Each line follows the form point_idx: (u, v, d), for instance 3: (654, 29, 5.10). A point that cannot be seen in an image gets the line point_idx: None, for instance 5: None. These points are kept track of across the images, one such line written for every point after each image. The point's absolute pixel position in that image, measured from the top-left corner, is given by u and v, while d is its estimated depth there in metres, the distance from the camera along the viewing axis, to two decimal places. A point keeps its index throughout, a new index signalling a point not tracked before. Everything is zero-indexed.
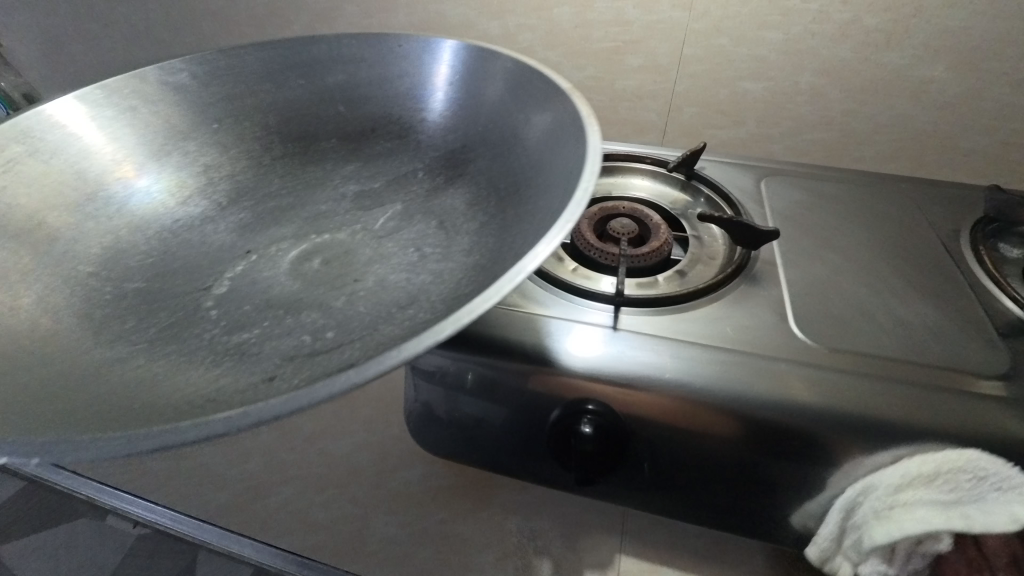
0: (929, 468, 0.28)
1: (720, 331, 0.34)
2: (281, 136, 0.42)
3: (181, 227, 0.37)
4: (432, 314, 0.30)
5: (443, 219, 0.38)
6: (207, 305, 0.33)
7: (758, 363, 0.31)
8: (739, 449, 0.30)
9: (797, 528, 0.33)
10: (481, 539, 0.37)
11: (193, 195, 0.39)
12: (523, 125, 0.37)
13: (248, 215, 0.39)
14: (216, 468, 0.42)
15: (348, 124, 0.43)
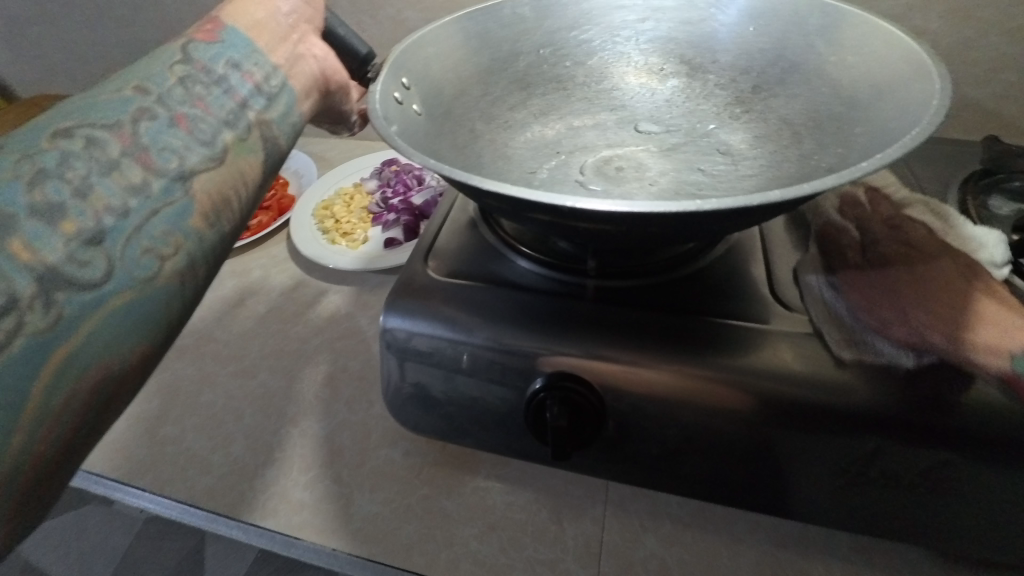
0: (905, 429, 0.29)
1: (691, 301, 0.36)
2: (626, 57, 0.45)
3: (557, 126, 0.44)
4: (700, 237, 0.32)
5: (721, 149, 0.40)
6: (546, 183, 0.40)
7: (735, 332, 0.33)
8: (722, 415, 0.32)
9: (773, 494, 0.33)
10: (468, 514, 0.37)
11: (579, 98, 0.46)
12: (817, 54, 0.38)
13: (572, 115, 0.45)
14: (199, 450, 0.42)
15: (640, 58, 0.45)
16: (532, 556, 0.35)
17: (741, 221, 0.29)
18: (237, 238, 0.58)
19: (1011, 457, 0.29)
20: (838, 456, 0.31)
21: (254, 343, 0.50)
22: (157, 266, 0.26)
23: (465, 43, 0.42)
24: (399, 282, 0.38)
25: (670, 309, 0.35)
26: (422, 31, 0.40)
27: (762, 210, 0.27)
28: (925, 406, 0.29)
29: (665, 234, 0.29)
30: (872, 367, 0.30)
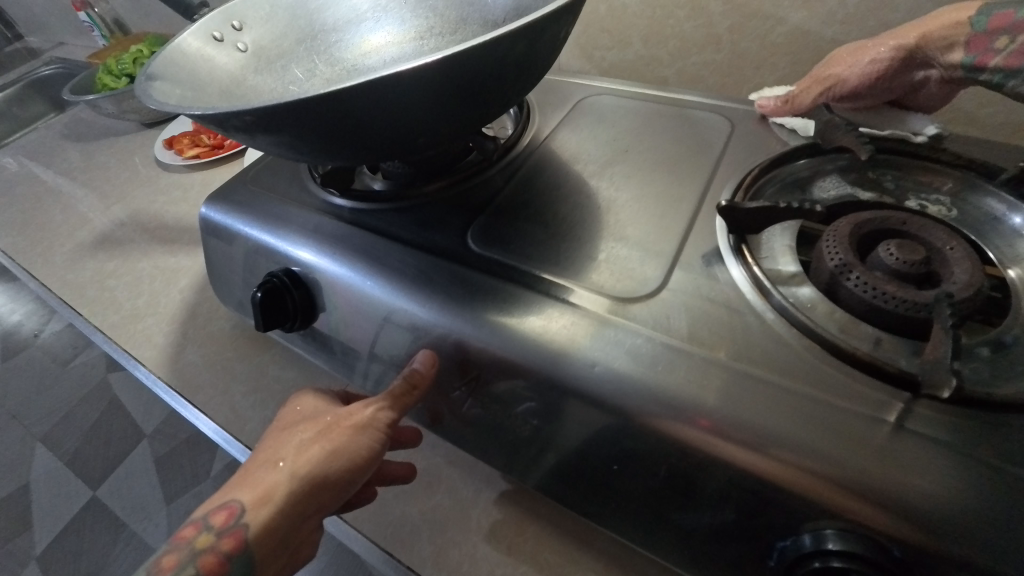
0: (545, 385, 0.30)
1: (430, 232, 0.38)
2: (457, 11, 0.48)
3: (390, 65, 0.48)
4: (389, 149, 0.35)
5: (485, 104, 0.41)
6: None
7: (444, 267, 0.35)
8: (416, 340, 0.35)
9: (428, 409, 0.37)
10: (248, 375, 0.47)
11: (414, 45, 0.49)
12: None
13: (406, 58, 0.48)
14: (121, 298, 0.58)
15: (470, 11, 0.48)
16: (266, 416, 0.43)
17: (366, 138, 0.33)
18: (214, 154, 0.74)
19: (579, 410, 0.29)
20: (499, 399, 0.32)
21: (189, 232, 0.64)
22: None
23: None
24: (220, 187, 0.47)
25: (410, 236, 0.38)
26: None
27: (355, 122, 0.31)
28: (518, 346, 0.31)
29: (330, 138, 0.33)
30: (493, 307, 0.32)
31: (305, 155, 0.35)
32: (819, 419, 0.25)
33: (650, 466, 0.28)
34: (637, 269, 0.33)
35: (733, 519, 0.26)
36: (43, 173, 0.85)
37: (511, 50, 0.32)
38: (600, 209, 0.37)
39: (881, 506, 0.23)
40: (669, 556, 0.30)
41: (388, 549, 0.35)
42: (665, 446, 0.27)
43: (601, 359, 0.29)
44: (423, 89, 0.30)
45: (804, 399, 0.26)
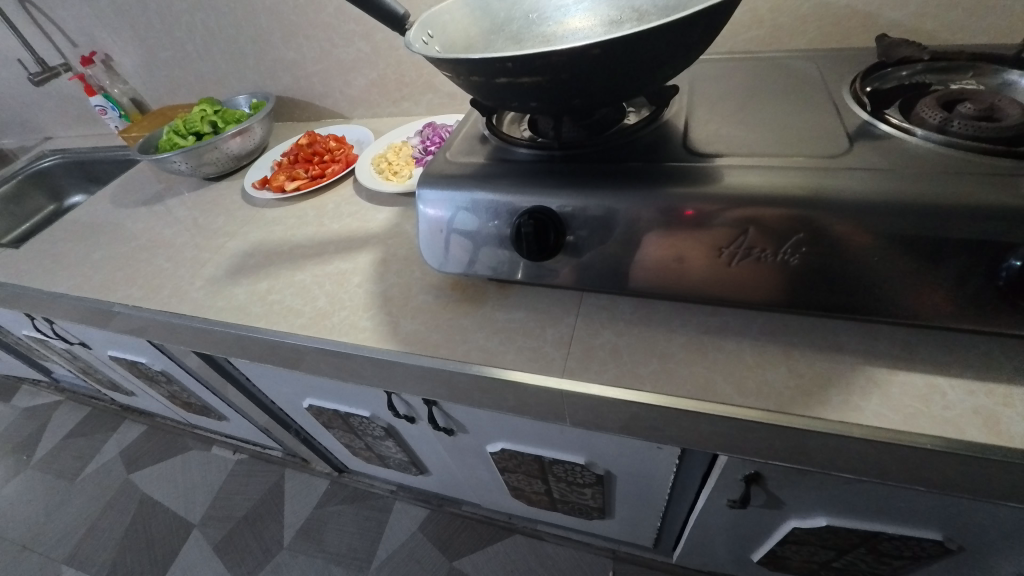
0: (804, 218, 0.41)
1: (645, 157, 0.49)
2: (587, 20, 0.60)
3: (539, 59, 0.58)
4: (620, 91, 0.46)
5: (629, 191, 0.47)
6: None
7: (679, 169, 0.46)
8: (675, 226, 0.44)
9: (682, 282, 0.46)
10: (477, 324, 0.52)
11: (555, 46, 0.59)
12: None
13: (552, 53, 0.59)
14: (296, 305, 0.61)
15: (601, 16, 0.59)
16: (520, 346, 0.49)
17: (618, 78, 0.43)
18: (315, 184, 0.78)
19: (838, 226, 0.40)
20: (761, 246, 0.43)
21: (331, 244, 0.69)
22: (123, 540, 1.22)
23: (470, 12, 0.58)
24: (425, 168, 0.54)
25: (631, 163, 0.49)
26: (442, 5, 0.57)
27: (622, 61, 0.41)
28: (778, 198, 0.41)
29: (595, 78, 0.42)
30: (741, 181, 0.43)
31: (559, 97, 0.45)
32: (1001, 183, 0.39)
33: (901, 250, 0.40)
34: (819, 143, 0.46)
35: (966, 264, 0.39)
36: (114, 240, 0.85)
37: (722, 14, 0.43)
38: (762, 120, 0.51)
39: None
40: (916, 319, 0.41)
41: (694, 397, 0.42)
42: (912, 228, 0.39)
43: (841, 188, 0.41)
44: (679, 35, 0.41)
45: (985, 179, 0.39)
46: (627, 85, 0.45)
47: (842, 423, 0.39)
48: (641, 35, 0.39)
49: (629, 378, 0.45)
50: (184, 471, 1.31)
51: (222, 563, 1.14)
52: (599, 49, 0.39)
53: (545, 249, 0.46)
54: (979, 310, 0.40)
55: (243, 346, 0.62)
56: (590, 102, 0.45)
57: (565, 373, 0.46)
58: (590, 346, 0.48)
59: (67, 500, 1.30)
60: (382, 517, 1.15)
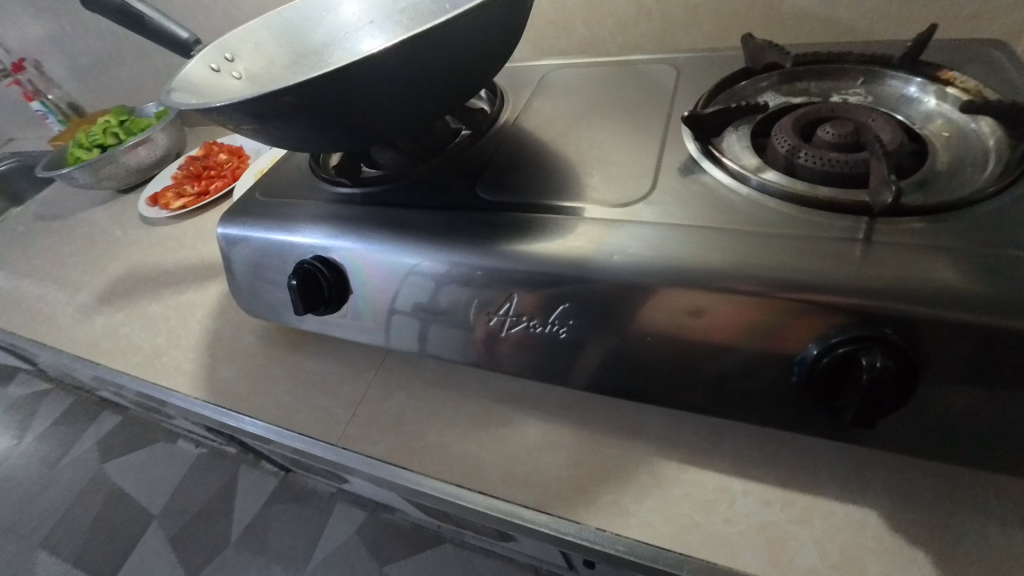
0: (573, 283, 0.35)
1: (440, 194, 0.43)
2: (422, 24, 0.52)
3: None
4: (393, 123, 0.40)
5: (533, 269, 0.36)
6: None
7: (464, 213, 0.40)
8: (448, 283, 0.39)
9: (466, 348, 0.40)
10: (286, 375, 0.49)
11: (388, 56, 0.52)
12: None
13: None
14: (139, 339, 0.60)
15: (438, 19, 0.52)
16: (313, 405, 0.45)
17: (374, 111, 0.38)
18: (199, 202, 0.76)
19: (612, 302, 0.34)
20: (534, 313, 0.36)
21: (194, 270, 0.66)
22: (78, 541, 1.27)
23: (290, 28, 0.53)
24: (233, 206, 0.50)
25: (422, 202, 0.43)
26: (255, 24, 0.52)
27: (363, 95, 0.36)
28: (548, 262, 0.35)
29: (342, 117, 0.37)
30: (515, 238, 0.37)
31: (321, 138, 0.39)
32: (805, 250, 0.31)
33: (682, 332, 0.33)
34: (625, 182, 0.39)
35: (756, 350, 0.31)
36: (24, 255, 0.86)
37: (486, 35, 0.38)
38: (585, 149, 0.43)
39: (872, 297, 0.29)
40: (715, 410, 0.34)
41: (458, 483, 0.38)
42: (690, 309, 0.32)
43: (617, 248, 0.34)
44: (422, 58, 0.35)
45: (791, 243, 0.32)
46: (393, 117, 0.39)
47: (600, 532, 0.33)
48: (367, 66, 0.34)
49: (402, 452, 0.40)
50: (151, 462, 1.37)
51: (174, 554, 1.19)
52: (317, 86, 0.34)
53: (325, 302, 0.42)
54: (776, 404, 0.32)
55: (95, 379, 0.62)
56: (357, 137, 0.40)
57: (343, 441, 0.42)
58: (378, 409, 0.43)
59: (48, 486, 1.39)
60: (323, 518, 1.17)
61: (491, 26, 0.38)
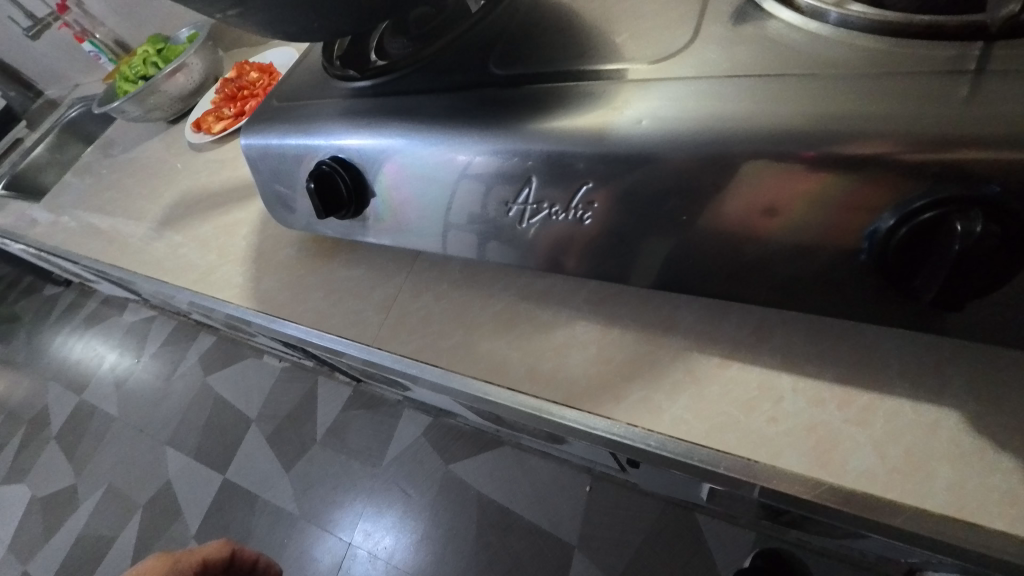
0: (596, 160, 0.30)
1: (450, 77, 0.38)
2: None
3: None
4: None
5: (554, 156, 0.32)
6: None
7: (477, 95, 0.36)
8: (462, 173, 0.36)
9: (488, 245, 0.38)
10: (320, 282, 0.49)
11: None
12: None
13: None
14: (196, 258, 0.63)
15: None
16: (347, 310, 0.46)
17: None
18: (236, 123, 0.76)
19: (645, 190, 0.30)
20: (555, 200, 0.32)
21: (237, 190, 0.68)
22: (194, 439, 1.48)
23: None
24: (253, 114, 0.49)
25: (432, 87, 0.38)
26: None
27: None
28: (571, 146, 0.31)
29: None
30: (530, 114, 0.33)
31: (314, 16, 0.35)
32: (886, 94, 0.24)
33: (731, 221, 0.28)
34: (662, 40, 0.32)
35: (811, 231, 0.26)
36: (98, 189, 0.92)
37: None
38: (611, 9, 0.37)
39: (976, 145, 0.22)
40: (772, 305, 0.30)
41: (485, 380, 0.37)
42: (741, 193, 0.27)
43: (647, 114, 0.29)
44: None
45: (866, 87, 0.25)
46: None
47: (629, 427, 0.32)
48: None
49: (429, 351, 0.40)
50: (244, 375, 1.54)
51: (271, 451, 1.36)
52: None
53: (343, 206, 0.41)
54: (841, 289, 0.27)
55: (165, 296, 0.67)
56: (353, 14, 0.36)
57: (376, 342, 0.43)
58: (406, 312, 0.43)
59: (166, 395, 1.61)
60: (393, 422, 1.27)
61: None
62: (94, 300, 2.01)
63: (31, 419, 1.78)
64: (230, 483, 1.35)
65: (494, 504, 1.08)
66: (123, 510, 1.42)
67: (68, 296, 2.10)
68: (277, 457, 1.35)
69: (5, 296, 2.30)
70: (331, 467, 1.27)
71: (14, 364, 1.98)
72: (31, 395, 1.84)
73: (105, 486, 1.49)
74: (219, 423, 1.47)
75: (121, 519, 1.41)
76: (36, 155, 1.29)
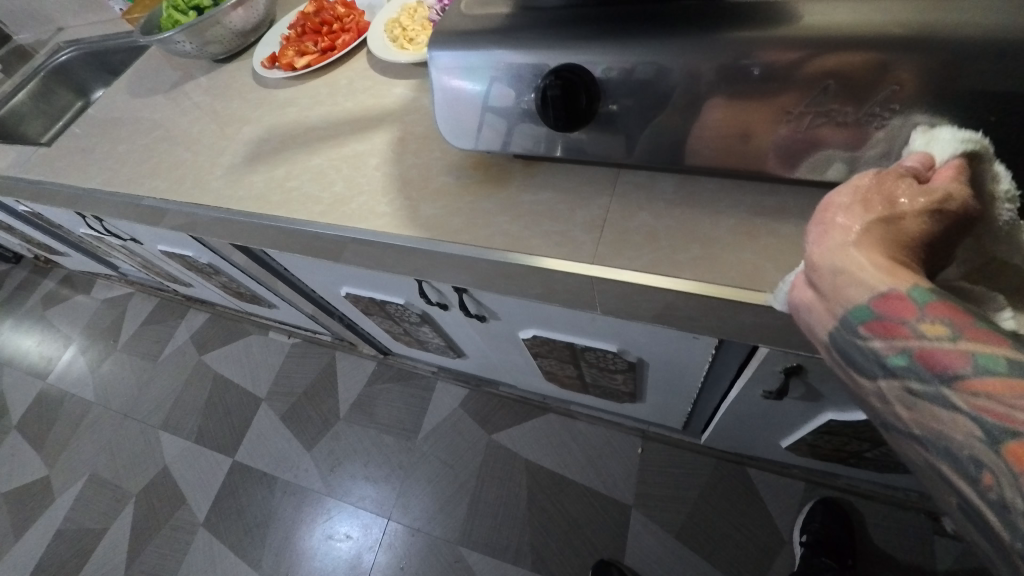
0: (905, 67, 0.31)
1: None
2: None
3: None
4: None
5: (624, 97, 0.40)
6: None
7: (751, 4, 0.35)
8: (735, 86, 0.36)
9: (744, 153, 0.38)
10: (502, 207, 0.48)
11: None
12: None
13: None
14: (314, 191, 0.58)
15: None
16: (547, 231, 0.45)
17: None
18: (326, 58, 0.71)
19: (791, 102, 0.34)
20: (845, 110, 0.33)
21: (346, 124, 0.63)
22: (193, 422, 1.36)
23: None
24: (439, 26, 0.46)
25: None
26: None
27: None
28: (741, 59, 0.34)
29: None
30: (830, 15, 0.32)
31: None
32: None
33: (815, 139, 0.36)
34: None
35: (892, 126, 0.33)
36: (136, 131, 0.83)
37: None
38: None
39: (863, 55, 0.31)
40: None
41: (738, 287, 0.38)
42: (724, 123, 0.37)
43: (982, 13, 0.29)
44: None
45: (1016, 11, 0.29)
46: None
47: None
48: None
49: (665, 265, 0.40)
50: (247, 353, 1.43)
51: (288, 429, 1.28)
52: None
53: (575, 118, 0.40)
54: None
55: (267, 235, 0.61)
56: None
57: (595, 259, 0.42)
58: (624, 230, 0.43)
59: (153, 377, 1.47)
60: (426, 395, 1.24)
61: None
62: (54, 279, 1.81)
63: None
64: (242, 465, 1.26)
65: (544, 471, 1.08)
66: (112, 500, 1.29)
67: (19, 274, 1.88)
68: (295, 435, 1.27)
69: None
70: (360, 443, 1.22)
71: None
72: None
73: (86, 476, 1.34)
74: (223, 404, 1.37)
75: (110, 511, 1.28)
76: (18, 101, 1.14)
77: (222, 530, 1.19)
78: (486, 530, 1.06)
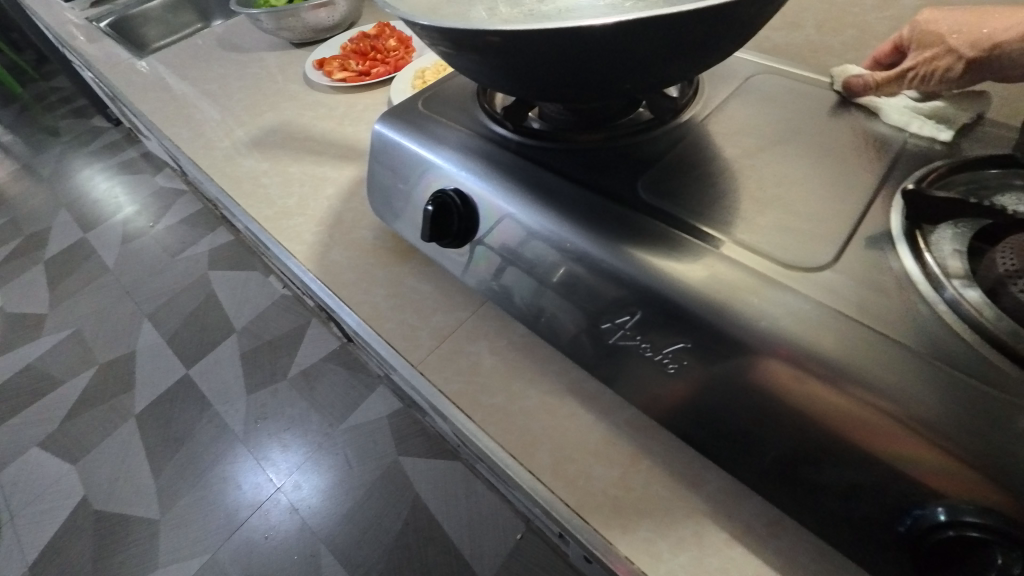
0: (693, 329, 0.33)
1: (595, 178, 0.40)
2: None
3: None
4: (577, 94, 0.37)
5: (506, 248, 0.42)
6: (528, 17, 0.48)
7: (613, 211, 0.37)
8: (573, 275, 0.38)
9: (572, 333, 0.40)
10: (388, 281, 0.51)
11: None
12: None
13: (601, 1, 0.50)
14: (274, 195, 0.64)
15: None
16: (404, 319, 0.48)
17: (565, 73, 0.34)
18: (358, 80, 0.78)
19: (730, 353, 0.32)
20: (649, 340, 0.35)
21: (335, 147, 0.70)
22: (172, 324, 1.48)
23: None
24: (395, 107, 0.50)
25: (574, 177, 0.40)
26: None
27: (560, 57, 0.32)
28: (661, 275, 0.34)
29: (532, 71, 0.34)
30: (690, 255, 0.34)
31: (509, 78, 0.36)
32: (930, 381, 0.27)
33: (750, 399, 0.31)
34: (806, 245, 0.34)
35: (832, 422, 0.29)
36: (201, 77, 0.94)
37: (715, 28, 0.32)
38: (767, 183, 0.38)
39: (773, 330, 0.30)
40: (804, 506, 0.32)
41: (511, 453, 0.39)
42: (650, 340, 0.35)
43: (765, 314, 0.31)
44: (641, 35, 0.31)
45: (929, 365, 0.27)
46: (581, 89, 0.36)
47: (628, 562, 0.34)
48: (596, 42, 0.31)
49: (468, 401, 0.41)
50: (244, 284, 1.55)
51: (241, 367, 1.37)
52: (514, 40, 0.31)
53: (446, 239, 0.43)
54: (845, 535, 0.31)
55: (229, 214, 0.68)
56: (536, 93, 0.38)
57: (419, 366, 0.44)
58: (459, 351, 0.45)
59: (163, 271, 1.61)
60: (365, 392, 1.30)
61: (734, 9, 0.31)
62: (133, 152, 2.03)
63: (30, 235, 1.79)
64: (190, 380, 1.36)
65: (426, 512, 1.10)
66: (81, 361, 1.43)
67: (112, 135, 2.12)
68: (244, 375, 1.36)
69: (55, 110, 2.34)
70: (291, 408, 1.29)
71: (36, 177, 2.00)
72: (40, 214, 1.86)
73: (73, 330, 1.50)
74: (202, 320, 1.48)
75: (75, 369, 1.42)
76: (151, 7, 1.31)
77: (146, 428, 1.29)
78: (350, 539, 1.09)
